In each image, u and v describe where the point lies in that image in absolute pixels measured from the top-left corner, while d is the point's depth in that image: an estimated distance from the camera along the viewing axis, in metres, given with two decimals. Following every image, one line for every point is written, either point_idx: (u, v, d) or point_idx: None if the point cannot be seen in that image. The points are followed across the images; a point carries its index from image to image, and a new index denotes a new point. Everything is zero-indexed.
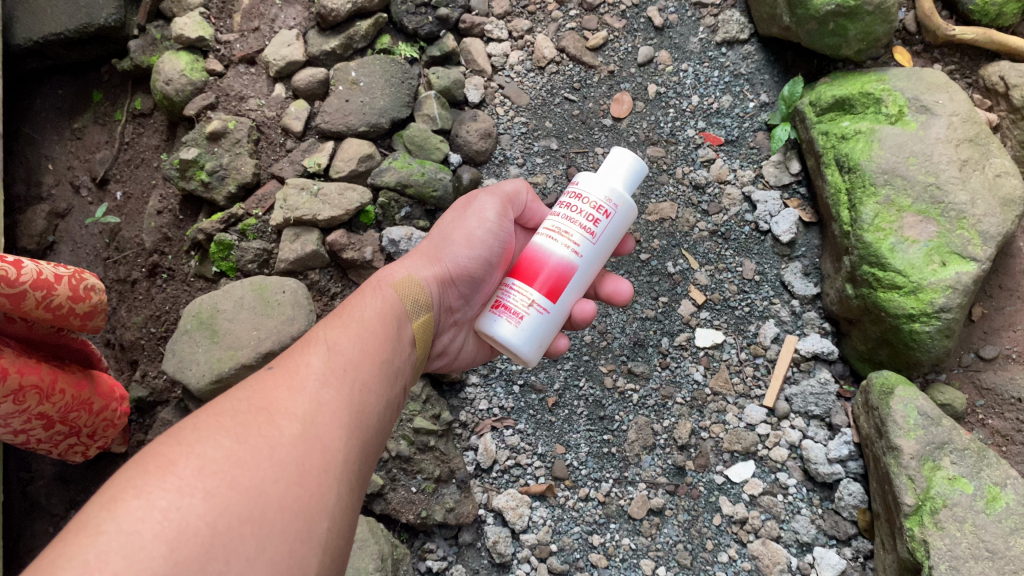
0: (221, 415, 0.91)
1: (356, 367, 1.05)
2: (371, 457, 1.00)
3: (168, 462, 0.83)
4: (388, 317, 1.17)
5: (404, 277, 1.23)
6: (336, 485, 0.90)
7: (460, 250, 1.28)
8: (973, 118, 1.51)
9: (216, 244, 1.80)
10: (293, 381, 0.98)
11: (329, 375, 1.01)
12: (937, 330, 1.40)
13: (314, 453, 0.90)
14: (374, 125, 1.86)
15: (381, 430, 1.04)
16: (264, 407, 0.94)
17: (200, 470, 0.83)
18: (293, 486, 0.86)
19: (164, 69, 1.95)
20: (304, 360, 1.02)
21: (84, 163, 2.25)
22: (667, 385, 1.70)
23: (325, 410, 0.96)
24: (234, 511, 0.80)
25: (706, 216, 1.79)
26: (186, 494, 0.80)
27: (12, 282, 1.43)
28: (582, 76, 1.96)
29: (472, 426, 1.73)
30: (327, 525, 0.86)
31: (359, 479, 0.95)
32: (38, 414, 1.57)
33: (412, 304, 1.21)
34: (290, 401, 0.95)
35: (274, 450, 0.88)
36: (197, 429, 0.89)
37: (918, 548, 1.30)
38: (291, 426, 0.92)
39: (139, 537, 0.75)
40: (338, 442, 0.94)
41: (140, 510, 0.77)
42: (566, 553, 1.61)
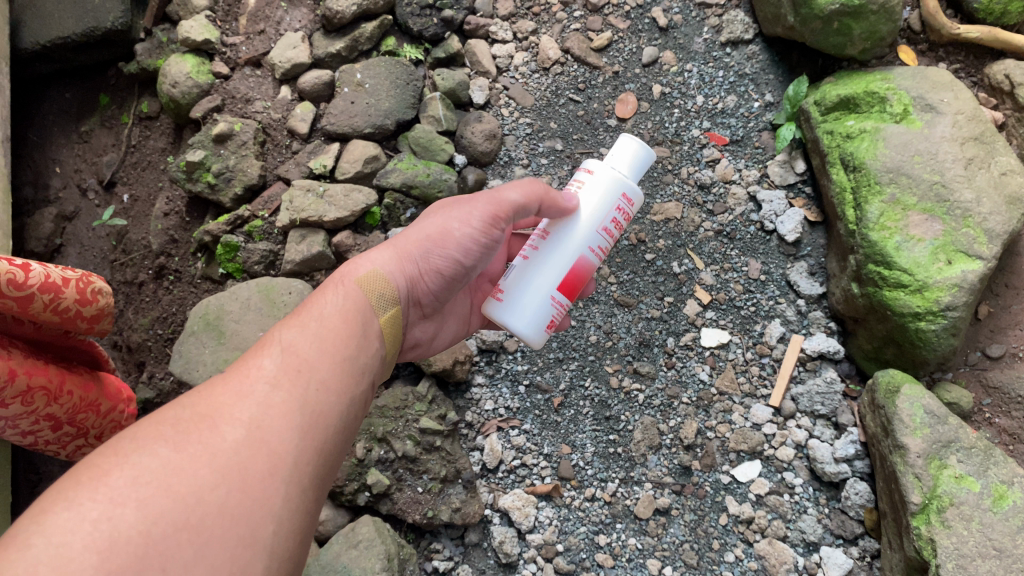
0: (162, 422, 0.88)
1: (312, 366, 1.00)
2: (330, 458, 0.96)
3: (102, 472, 0.80)
4: (352, 316, 1.10)
5: (371, 272, 1.15)
6: (284, 489, 0.87)
7: (437, 250, 1.20)
8: (978, 116, 1.51)
9: (223, 245, 1.82)
10: (242, 385, 0.94)
11: (281, 377, 0.97)
12: (943, 328, 1.39)
13: (259, 457, 0.87)
14: (380, 127, 1.86)
15: (344, 430, 1.00)
16: (208, 413, 0.90)
17: (135, 480, 0.80)
18: (235, 492, 0.83)
19: (170, 72, 1.96)
20: (256, 364, 0.98)
21: (92, 166, 2.26)
22: (673, 385, 1.69)
23: (273, 414, 0.92)
24: (169, 518, 0.78)
25: (711, 216, 1.79)
26: (119, 504, 0.77)
27: (20, 285, 1.43)
28: (587, 77, 1.97)
29: (478, 427, 1.72)
30: (273, 528, 0.84)
31: (313, 482, 0.92)
32: (46, 415, 1.57)
33: (378, 302, 1.14)
34: (237, 405, 0.92)
35: (215, 457, 0.85)
36: (136, 437, 0.86)
37: (925, 546, 1.30)
38: (235, 432, 0.88)
39: (68, 550, 0.72)
40: (288, 445, 0.90)
41: (70, 521, 0.75)
42: (572, 553, 1.61)
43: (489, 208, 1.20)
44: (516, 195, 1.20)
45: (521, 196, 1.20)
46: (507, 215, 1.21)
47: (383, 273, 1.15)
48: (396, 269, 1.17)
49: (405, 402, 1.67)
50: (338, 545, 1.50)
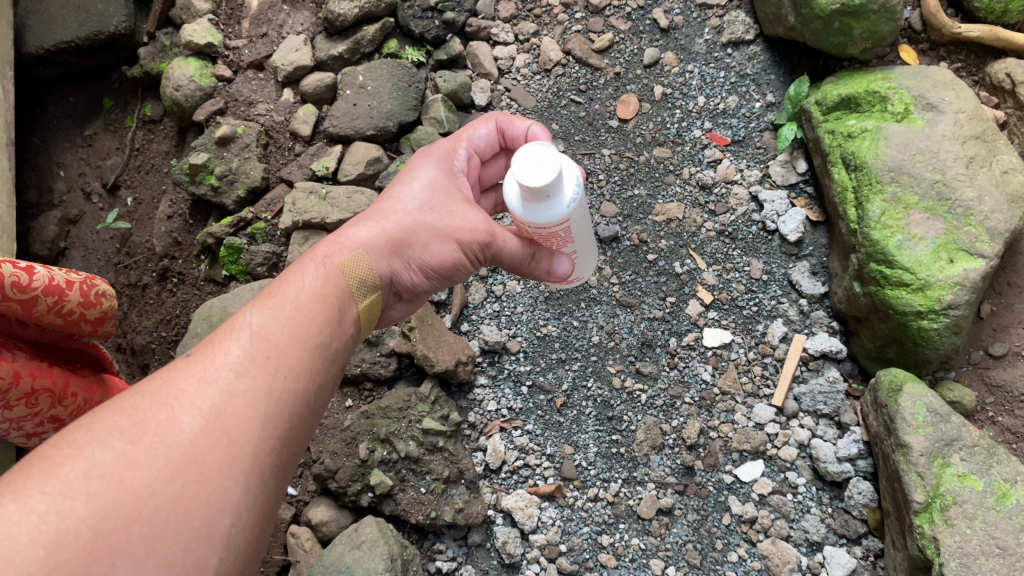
0: (120, 407, 0.86)
1: (281, 351, 0.96)
2: (294, 445, 0.94)
3: (55, 464, 0.79)
4: (329, 300, 1.05)
5: (358, 258, 1.10)
6: (243, 480, 0.85)
7: (428, 253, 1.15)
8: (980, 115, 1.51)
9: (227, 248, 1.82)
10: (205, 371, 0.91)
11: (247, 363, 0.93)
12: (946, 327, 1.39)
13: (217, 449, 0.85)
14: (382, 129, 1.87)
15: (312, 416, 0.97)
16: (167, 399, 0.87)
17: (87, 473, 0.78)
18: (190, 484, 0.81)
19: (173, 75, 1.97)
20: (221, 347, 0.95)
21: (96, 170, 2.27)
22: (676, 385, 1.70)
23: (236, 403, 0.89)
24: (120, 512, 0.77)
25: (713, 216, 1.79)
26: (69, 498, 0.76)
27: (25, 288, 1.43)
28: (588, 78, 1.97)
29: (481, 427, 1.73)
30: (229, 521, 0.83)
31: (275, 472, 0.90)
32: (50, 417, 1.58)
33: (356, 290, 1.10)
34: (197, 393, 0.88)
35: (171, 448, 0.83)
36: (93, 427, 0.84)
37: (928, 545, 1.29)
38: (193, 422, 0.86)
39: (14, 542, 0.72)
40: (248, 434, 0.88)
41: (18, 515, 0.74)
42: (575, 553, 1.61)
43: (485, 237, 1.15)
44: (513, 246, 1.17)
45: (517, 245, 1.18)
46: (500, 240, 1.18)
47: (367, 260, 1.11)
48: (384, 257, 1.13)
49: (409, 403, 1.67)
50: (342, 546, 1.51)
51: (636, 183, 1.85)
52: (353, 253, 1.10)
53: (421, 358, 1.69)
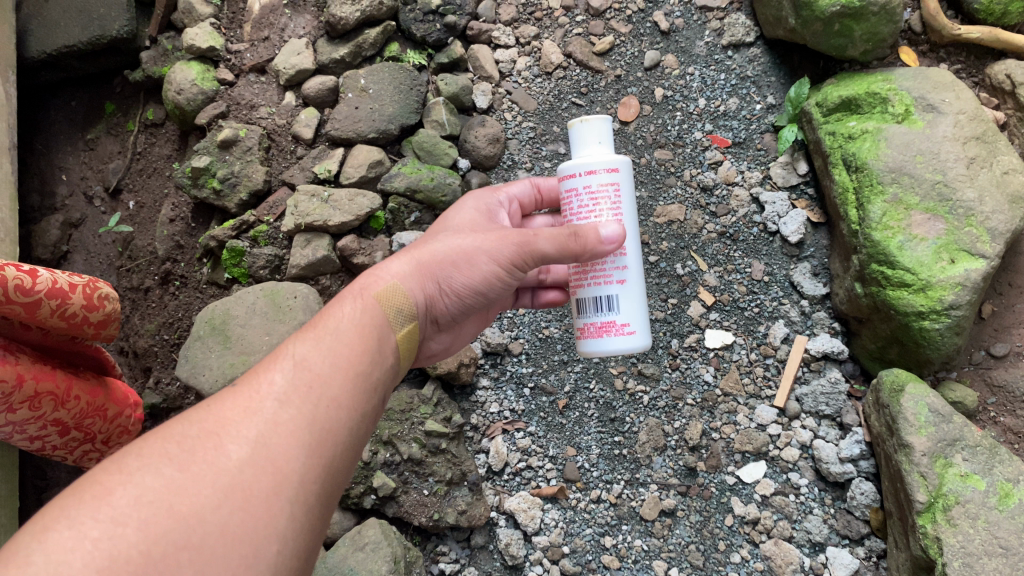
0: (168, 436, 0.86)
1: (324, 380, 0.96)
2: (339, 474, 0.93)
3: (105, 491, 0.79)
4: (367, 330, 1.06)
5: (390, 287, 1.12)
6: (288, 509, 0.84)
7: (456, 274, 1.17)
8: (980, 115, 1.52)
9: (229, 251, 1.83)
10: (250, 400, 0.91)
11: (291, 392, 0.93)
12: (947, 327, 1.40)
13: (263, 476, 0.84)
14: (384, 131, 1.87)
15: (355, 444, 0.97)
16: (214, 428, 0.88)
17: (136, 500, 0.79)
18: (238, 511, 0.81)
19: (175, 79, 1.97)
20: (266, 377, 0.95)
21: (97, 174, 2.27)
22: (678, 386, 1.70)
23: (282, 432, 0.89)
24: (170, 538, 0.77)
25: (714, 218, 1.80)
26: (119, 524, 0.76)
27: (27, 290, 1.45)
28: (589, 81, 1.98)
29: (483, 429, 1.74)
30: (277, 548, 0.82)
31: (321, 502, 0.89)
32: (53, 420, 1.58)
33: (395, 319, 1.11)
34: (243, 423, 0.88)
35: (218, 475, 0.83)
36: (142, 454, 0.84)
37: (931, 545, 1.30)
38: (240, 451, 0.86)
39: (68, 568, 0.72)
40: (294, 461, 0.87)
41: (70, 541, 0.74)
42: (578, 555, 1.62)
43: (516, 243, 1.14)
44: (549, 245, 1.12)
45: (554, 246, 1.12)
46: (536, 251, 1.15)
47: (403, 287, 1.12)
48: (416, 285, 1.14)
49: (411, 405, 1.66)
50: (345, 548, 1.50)
51: (637, 185, 1.86)
52: (390, 280, 1.12)
53: None
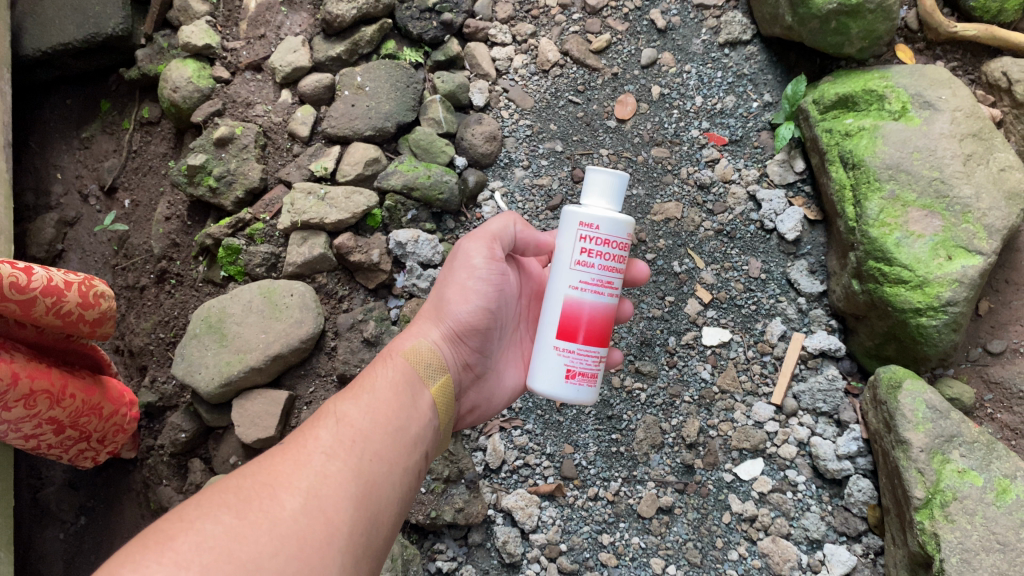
0: (225, 490, 0.91)
1: (364, 437, 1.04)
2: (382, 530, 0.98)
3: (167, 537, 0.83)
4: (400, 386, 1.14)
5: (413, 344, 1.20)
6: (341, 557, 0.89)
7: (460, 306, 1.22)
8: (977, 112, 1.52)
9: (224, 249, 1.82)
10: (300, 456, 0.98)
11: (336, 448, 1.00)
12: (944, 323, 1.40)
13: (318, 524, 0.90)
14: (380, 129, 1.87)
15: (395, 503, 1.02)
16: (268, 480, 0.93)
17: (200, 544, 0.83)
18: (294, 558, 0.85)
19: (171, 77, 1.96)
20: (312, 435, 1.02)
21: (93, 172, 2.27)
22: (675, 384, 1.70)
23: (331, 485, 0.95)
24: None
25: (711, 215, 1.80)
26: (184, 566, 0.80)
27: (22, 288, 1.44)
28: (586, 78, 1.97)
29: (481, 427, 1.71)
30: None
31: (367, 554, 0.94)
32: (49, 418, 1.57)
33: (423, 370, 1.18)
34: (296, 475, 0.95)
35: (277, 523, 0.88)
36: (201, 504, 0.89)
37: (929, 541, 1.30)
38: (294, 500, 0.91)
39: None
40: (344, 514, 0.93)
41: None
42: (576, 553, 1.62)
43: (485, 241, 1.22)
44: (496, 223, 1.24)
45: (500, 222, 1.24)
46: (500, 241, 1.23)
47: (424, 341, 1.20)
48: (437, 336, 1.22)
49: None
50: None
51: (634, 183, 1.86)
52: (412, 340, 1.20)
53: None
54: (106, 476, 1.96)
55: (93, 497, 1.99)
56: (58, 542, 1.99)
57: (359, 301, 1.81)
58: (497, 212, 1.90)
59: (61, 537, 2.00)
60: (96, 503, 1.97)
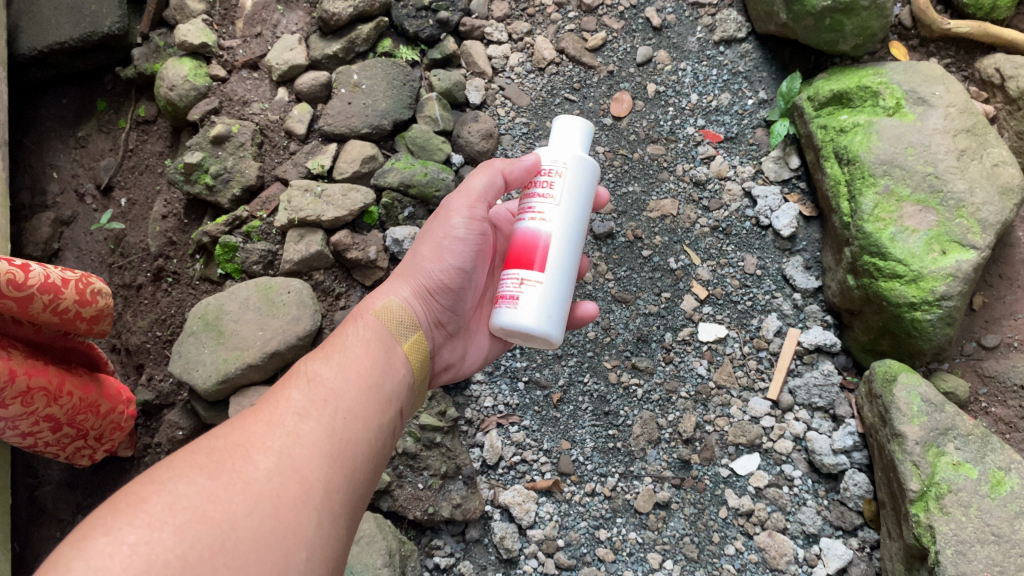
0: (197, 452, 0.90)
1: (337, 395, 1.02)
2: (360, 488, 0.97)
3: (140, 499, 0.82)
4: (372, 344, 1.14)
5: (385, 301, 1.21)
6: (316, 515, 0.88)
7: (434, 264, 1.25)
8: (970, 108, 1.53)
9: (222, 246, 1.82)
10: (272, 416, 0.97)
11: (308, 406, 0.99)
12: (938, 318, 1.41)
13: (291, 484, 0.89)
14: (377, 127, 1.87)
15: (373, 461, 1.01)
16: (240, 441, 0.92)
17: (170, 506, 0.82)
18: (268, 517, 0.84)
19: (167, 75, 1.97)
20: (284, 395, 1.00)
21: (88, 171, 2.27)
22: (672, 380, 1.70)
23: (304, 444, 0.94)
24: (204, 542, 0.79)
25: (706, 212, 1.80)
26: (156, 529, 0.79)
27: (19, 285, 1.44)
28: (582, 76, 1.98)
29: (478, 423, 1.73)
30: (305, 556, 0.84)
31: (346, 512, 0.93)
32: (45, 416, 1.57)
33: (397, 329, 1.19)
34: (268, 435, 0.93)
35: (248, 484, 0.87)
36: (172, 467, 0.87)
37: (924, 534, 1.30)
38: (266, 461, 0.90)
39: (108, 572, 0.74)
40: (318, 471, 0.92)
41: (109, 547, 0.76)
42: (573, 548, 1.62)
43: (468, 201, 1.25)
44: (480, 179, 1.25)
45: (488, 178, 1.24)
46: (483, 200, 1.26)
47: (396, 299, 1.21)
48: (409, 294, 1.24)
49: None
50: None
51: (630, 179, 1.86)
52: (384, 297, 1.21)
53: None
54: (102, 474, 1.95)
55: (88, 495, 1.98)
56: (51, 540, 1.98)
57: (356, 298, 1.81)
58: None
59: (57, 536, 1.98)
60: (91, 501, 1.96)
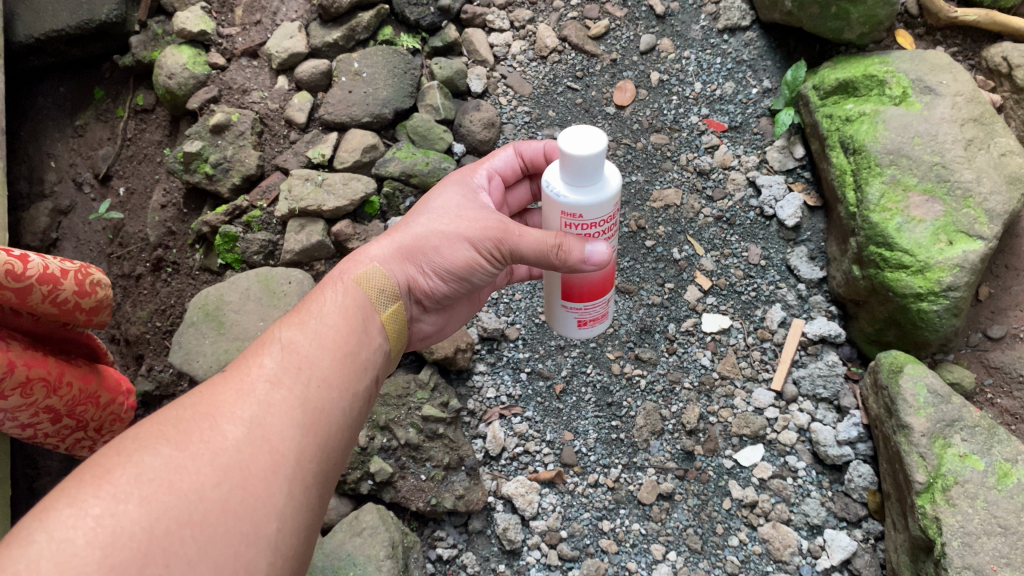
0: (163, 422, 0.88)
1: (312, 362, 0.99)
2: (334, 457, 0.95)
3: (106, 471, 0.81)
4: (352, 314, 1.09)
5: (369, 269, 1.14)
6: (287, 486, 0.86)
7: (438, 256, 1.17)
8: (977, 97, 1.51)
9: (222, 236, 1.81)
10: (243, 384, 0.94)
11: (281, 374, 0.96)
12: (945, 309, 1.39)
13: (260, 455, 0.87)
14: (378, 116, 1.85)
15: (349, 428, 0.99)
16: (208, 410, 0.90)
17: (137, 478, 0.80)
18: (237, 488, 0.83)
19: (166, 63, 1.94)
20: (256, 361, 0.98)
21: (87, 160, 2.25)
22: (675, 370, 1.70)
23: (275, 412, 0.91)
24: (171, 514, 0.78)
25: (710, 202, 1.79)
26: (121, 501, 0.77)
27: (19, 276, 1.42)
28: (585, 65, 1.97)
29: (480, 414, 1.72)
30: (276, 526, 0.83)
31: (319, 481, 0.91)
32: (45, 407, 1.56)
33: (378, 299, 1.13)
34: (237, 403, 0.91)
35: (217, 455, 0.85)
36: (139, 438, 0.86)
37: (930, 525, 1.29)
38: (235, 430, 0.88)
39: (71, 546, 0.73)
40: (289, 440, 0.90)
41: (72, 519, 0.75)
42: (577, 539, 1.60)
43: (495, 235, 1.14)
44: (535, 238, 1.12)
45: (531, 247, 1.10)
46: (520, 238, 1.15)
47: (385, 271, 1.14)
48: (397, 267, 1.16)
49: (407, 390, 1.67)
50: (342, 534, 1.50)
51: (633, 169, 1.85)
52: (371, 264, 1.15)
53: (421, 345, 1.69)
54: None
55: None
56: None
57: None
58: None
59: None
60: None
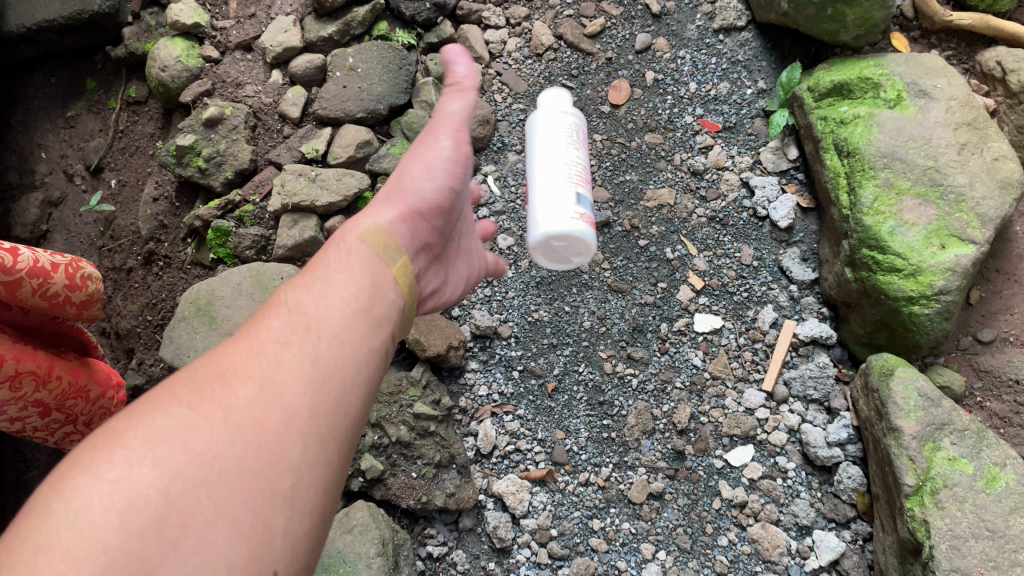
0: (175, 384, 0.85)
1: (326, 318, 0.94)
2: (356, 415, 0.90)
3: (116, 435, 0.77)
4: (362, 268, 1.03)
5: (370, 226, 1.09)
6: (304, 441, 0.82)
7: (424, 183, 1.18)
8: (971, 102, 1.52)
9: (214, 231, 1.78)
10: (251, 344, 0.89)
11: (292, 333, 0.91)
12: (936, 312, 1.40)
13: (274, 411, 0.82)
14: (372, 111, 1.84)
15: (371, 382, 0.94)
16: (218, 371, 0.86)
17: (148, 440, 0.77)
18: (251, 447, 0.79)
19: (159, 55, 1.93)
20: (264, 323, 0.93)
21: (78, 152, 2.24)
22: (667, 370, 1.70)
23: (288, 369, 0.87)
24: (186, 475, 0.74)
25: (704, 202, 1.80)
26: (135, 465, 0.74)
27: (9, 269, 1.41)
28: (580, 63, 1.96)
29: (472, 412, 1.72)
30: (294, 481, 0.79)
31: (344, 441, 0.87)
32: (35, 401, 1.55)
33: (386, 253, 1.08)
34: (249, 363, 0.87)
35: (230, 413, 0.81)
36: (149, 402, 0.82)
37: (919, 528, 1.30)
38: (249, 389, 0.84)
39: (89, 512, 0.70)
40: (305, 397, 0.85)
41: (87, 487, 0.72)
42: (566, 538, 1.62)
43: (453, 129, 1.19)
44: (457, 105, 1.20)
45: (464, 104, 1.20)
46: (463, 126, 1.21)
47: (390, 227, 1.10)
48: (401, 221, 1.12)
49: (399, 387, 1.65)
50: (333, 531, 1.50)
51: (627, 168, 1.85)
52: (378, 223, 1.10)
53: (413, 343, 1.67)
54: None
55: None
56: None
57: None
58: (490, 196, 1.87)
59: None
60: None
